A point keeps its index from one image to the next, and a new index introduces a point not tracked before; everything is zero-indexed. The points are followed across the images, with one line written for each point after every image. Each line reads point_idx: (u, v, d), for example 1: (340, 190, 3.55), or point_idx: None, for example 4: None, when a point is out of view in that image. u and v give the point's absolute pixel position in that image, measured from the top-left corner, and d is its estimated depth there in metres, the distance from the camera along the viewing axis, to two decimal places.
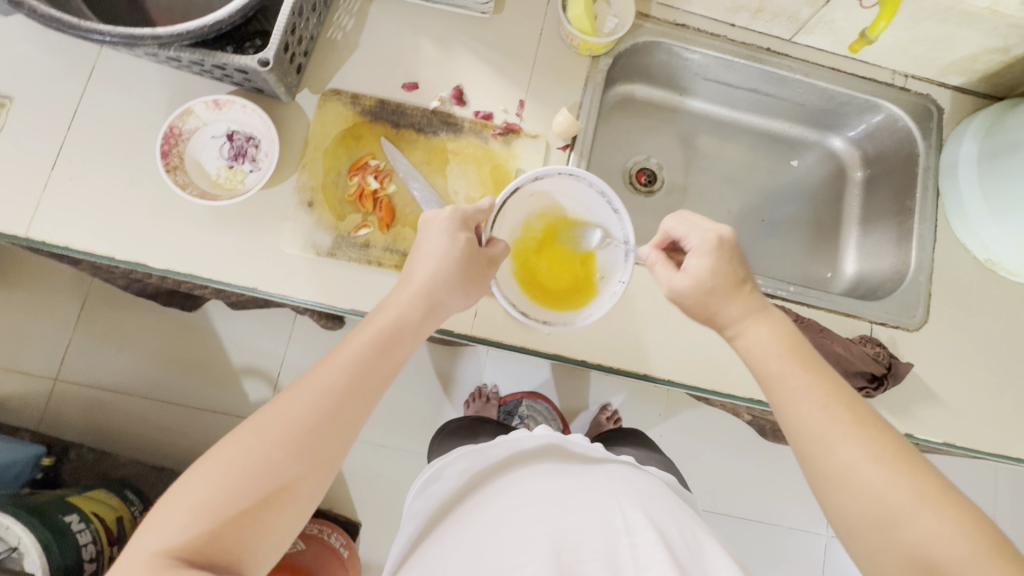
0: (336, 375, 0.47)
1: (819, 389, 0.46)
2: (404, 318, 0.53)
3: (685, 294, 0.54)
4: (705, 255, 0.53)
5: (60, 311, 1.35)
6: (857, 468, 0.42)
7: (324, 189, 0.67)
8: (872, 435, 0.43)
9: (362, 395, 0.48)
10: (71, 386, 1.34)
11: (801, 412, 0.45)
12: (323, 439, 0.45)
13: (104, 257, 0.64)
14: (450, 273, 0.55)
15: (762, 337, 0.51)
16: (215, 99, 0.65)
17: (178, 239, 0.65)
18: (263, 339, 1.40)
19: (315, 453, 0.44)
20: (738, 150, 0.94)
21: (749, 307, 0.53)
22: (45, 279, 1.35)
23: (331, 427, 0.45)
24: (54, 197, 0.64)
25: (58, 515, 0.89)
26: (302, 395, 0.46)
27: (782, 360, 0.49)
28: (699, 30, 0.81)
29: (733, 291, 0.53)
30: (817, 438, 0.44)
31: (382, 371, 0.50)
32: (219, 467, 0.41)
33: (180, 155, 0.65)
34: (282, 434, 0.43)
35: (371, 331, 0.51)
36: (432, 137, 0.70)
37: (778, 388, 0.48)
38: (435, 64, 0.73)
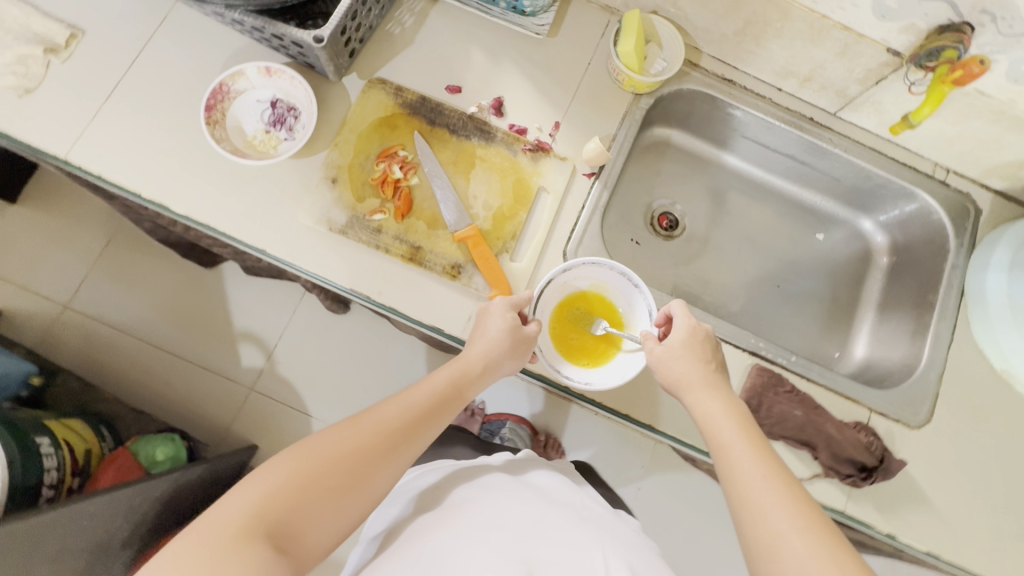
0: (403, 410, 0.53)
1: (763, 460, 0.48)
2: (470, 368, 0.59)
3: (659, 360, 0.57)
4: (683, 330, 0.58)
5: (86, 243, 1.40)
6: (784, 538, 0.42)
7: (350, 169, 0.69)
8: (807, 513, 0.43)
9: (423, 430, 0.53)
10: (79, 316, 1.38)
11: (743, 478, 0.47)
12: (392, 457, 0.50)
13: (130, 191, 0.66)
14: (512, 335, 0.61)
15: (714, 411, 0.53)
16: (266, 66, 0.68)
17: (201, 188, 0.67)
18: (268, 309, 1.42)
19: (383, 466, 0.49)
20: (766, 213, 0.93)
21: (709, 381, 0.55)
22: (80, 210, 1.41)
23: (399, 449, 0.51)
24: (100, 127, 0.67)
25: (31, 435, 0.90)
26: (373, 420, 0.51)
27: (731, 429, 0.51)
28: (745, 88, 0.81)
29: (699, 363, 0.56)
30: (755, 504, 0.45)
31: (445, 415, 0.56)
32: (304, 457, 0.46)
33: (223, 112, 0.68)
34: (353, 447, 0.48)
35: (444, 375, 0.58)
36: (463, 140, 0.72)
37: (725, 455, 0.49)
38: (482, 73, 0.75)
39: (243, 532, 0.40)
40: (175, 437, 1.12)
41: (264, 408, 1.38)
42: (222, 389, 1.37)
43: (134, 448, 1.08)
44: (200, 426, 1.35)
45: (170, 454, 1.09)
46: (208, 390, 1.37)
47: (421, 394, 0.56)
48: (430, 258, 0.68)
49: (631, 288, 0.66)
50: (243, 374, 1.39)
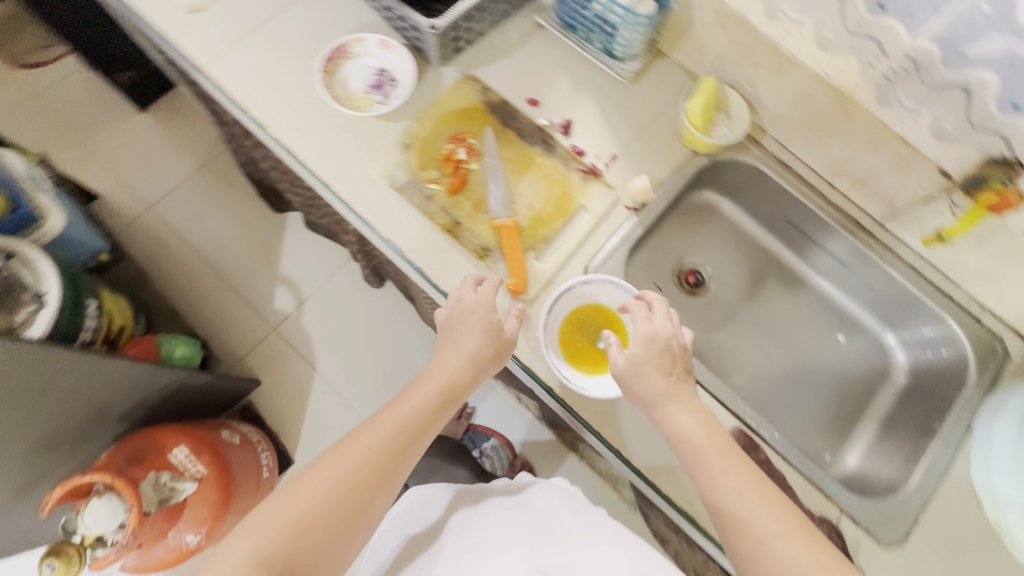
0: (386, 430, 0.59)
1: (733, 470, 0.55)
2: (457, 379, 0.64)
3: (623, 374, 0.62)
4: (642, 343, 0.61)
5: (189, 164, 1.63)
6: (772, 542, 0.49)
7: (423, 141, 0.78)
8: (782, 514, 0.51)
9: (411, 446, 0.60)
10: (159, 219, 1.56)
11: (722, 491, 0.53)
12: (384, 472, 0.57)
13: (242, 107, 0.77)
14: (486, 352, 0.65)
15: (687, 424, 0.59)
16: (385, 40, 0.80)
17: (296, 120, 0.77)
18: (314, 263, 1.54)
19: (378, 484, 0.56)
20: (792, 301, 0.95)
21: (673, 393, 0.60)
22: (194, 133, 1.65)
23: (388, 463, 0.57)
24: (238, 51, 0.80)
25: (84, 294, 1.02)
26: (359, 446, 0.57)
27: (701, 442, 0.57)
28: (800, 176, 0.85)
29: (660, 375, 0.61)
30: (738, 518, 0.52)
31: (433, 421, 0.62)
32: (302, 494, 0.54)
33: (337, 66, 0.79)
34: (347, 475, 0.55)
35: (431, 388, 0.63)
36: (526, 145, 0.79)
37: (701, 470, 0.56)
38: (562, 97, 0.83)
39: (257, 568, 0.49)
40: (196, 342, 1.20)
41: (279, 349, 1.47)
42: (250, 319, 1.48)
43: (159, 339, 1.17)
44: (220, 345, 1.45)
45: (186, 354, 1.17)
46: (238, 316, 1.48)
47: (401, 410, 0.61)
48: (465, 235, 0.74)
49: None
50: (273, 312, 1.49)
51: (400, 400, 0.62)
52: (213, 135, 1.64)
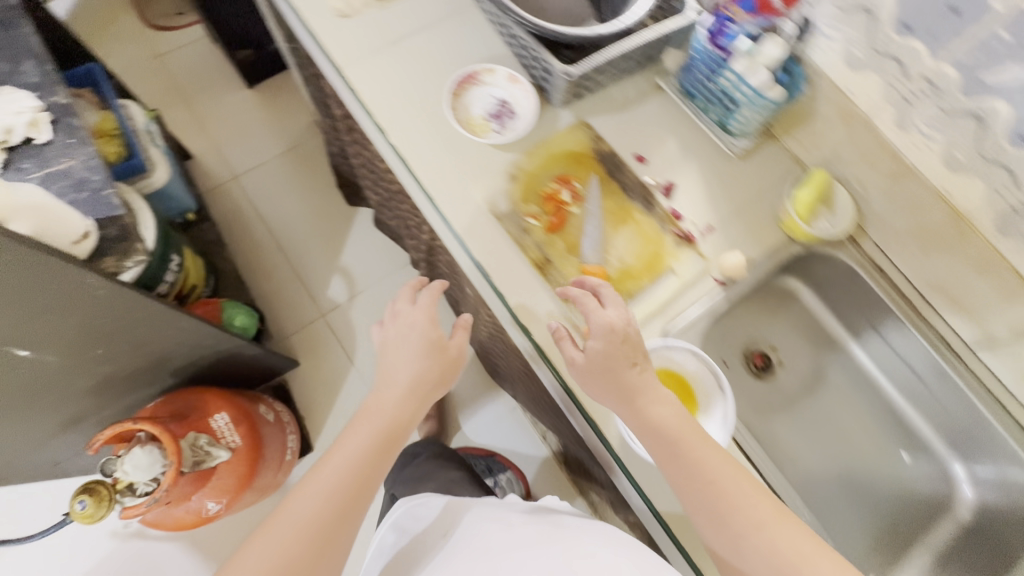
0: (347, 463, 0.67)
1: (709, 463, 0.59)
2: (403, 410, 0.73)
3: (581, 369, 0.65)
4: (600, 337, 0.63)
5: (279, 144, 1.71)
6: (751, 532, 0.56)
7: (529, 176, 0.80)
8: (761, 506, 0.57)
9: (373, 472, 0.69)
10: (242, 191, 1.64)
11: (699, 486, 0.58)
12: (354, 496, 0.66)
13: (368, 112, 0.82)
14: (427, 372, 0.76)
15: (666, 418, 0.61)
16: (514, 74, 0.83)
17: (415, 132, 0.81)
18: (375, 261, 1.60)
19: (352, 506, 0.65)
20: (857, 405, 0.92)
21: (637, 386, 0.62)
22: (289, 116, 1.74)
23: (358, 489, 0.66)
24: (374, 61, 0.85)
25: (170, 250, 1.07)
26: (326, 471, 0.67)
27: (678, 434, 0.60)
28: (894, 283, 0.84)
29: (626, 367, 0.62)
30: (717, 509, 0.57)
31: (388, 446, 0.71)
32: (276, 538, 0.61)
33: (464, 90, 0.82)
34: (326, 492, 0.65)
35: (380, 423, 0.72)
36: (627, 199, 0.80)
37: (677, 458, 0.59)
38: (668, 159, 0.85)
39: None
40: (255, 315, 1.24)
41: (324, 337, 1.50)
42: (304, 303, 1.53)
43: (224, 305, 1.21)
44: (271, 321, 1.50)
45: (244, 324, 1.21)
46: (293, 297, 1.53)
47: (359, 432, 0.71)
48: (554, 274, 0.75)
49: (715, 387, 0.70)
50: (326, 300, 1.54)
51: (355, 425, 0.72)
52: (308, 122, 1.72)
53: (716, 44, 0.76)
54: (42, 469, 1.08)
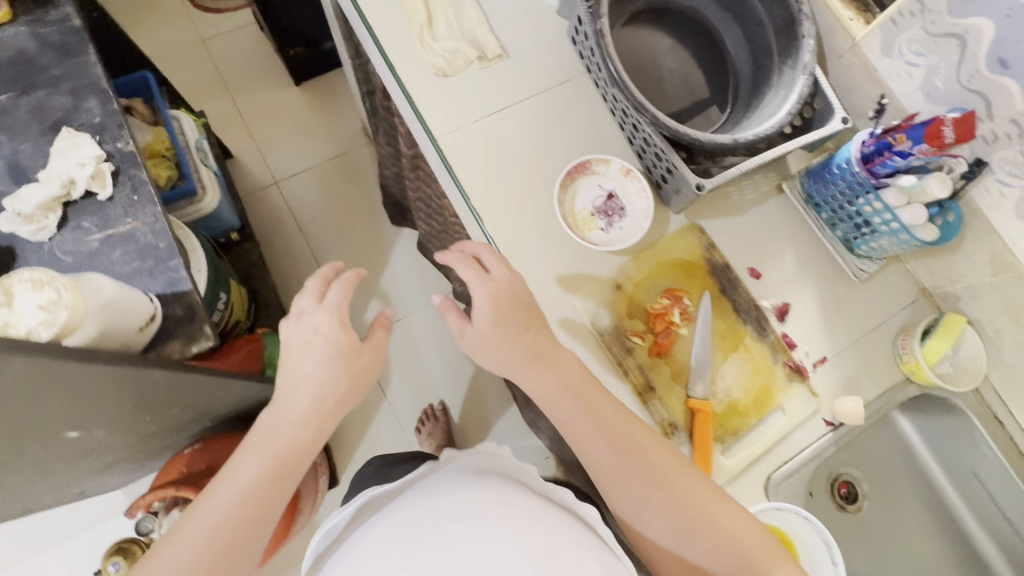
0: (242, 482, 0.70)
1: (623, 436, 0.62)
2: (299, 431, 0.74)
3: (473, 339, 0.66)
4: (488, 307, 0.64)
5: (324, 150, 1.61)
6: (641, 498, 0.61)
7: (636, 286, 0.72)
8: (659, 458, 0.62)
9: (271, 486, 0.71)
10: (282, 199, 1.56)
11: (612, 458, 0.62)
12: (255, 508, 0.70)
13: (464, 193, 0.73)
14: (336, 390, 0.76)
15: (548, 381, 0.65)
16: (629, 168, 0.73)
17: (512, 220, 0.73)
18: (417, 289, 1.53)
19: (253, 517, 0.69)
20: (945, 553, 0.84)
21: (539, 359, 0.65)
22: (336, 120, 1.63)
23: (257, 500, 0.70)
24: (473, 131, 0.76)
25: (218, 289, 1.00)
26: (218, 496, 0.69)
27: (563, 402, 0.64)
28: (1008, 436, 0.77)
29: (513, 338, 0.65)
30: (620, 479, 0.61)
31: (290, 465, 0.73)
32: (172, 560, 0.65)
33: (573, 180, 0.73)
34: (218, 516, 0.68)
35: (273, 443, 0.73)
36: (739, 321, 0.73)
37: (581, 440, 0.63)
38: (785, 275, 0.76)
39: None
40: None
41: None
42: None
43: (264, 341, 1.14)
44: None
45: None
46: None
47: (257, 451, 0.73)
48: (656, 405, 0.69)
49: (827, 561, 0.64)
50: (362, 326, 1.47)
51: (253, 442, 0.74)
52: (357, 130, 1.62)
53: (870, 170, 0.68)
54: (65, 500, 1.02)
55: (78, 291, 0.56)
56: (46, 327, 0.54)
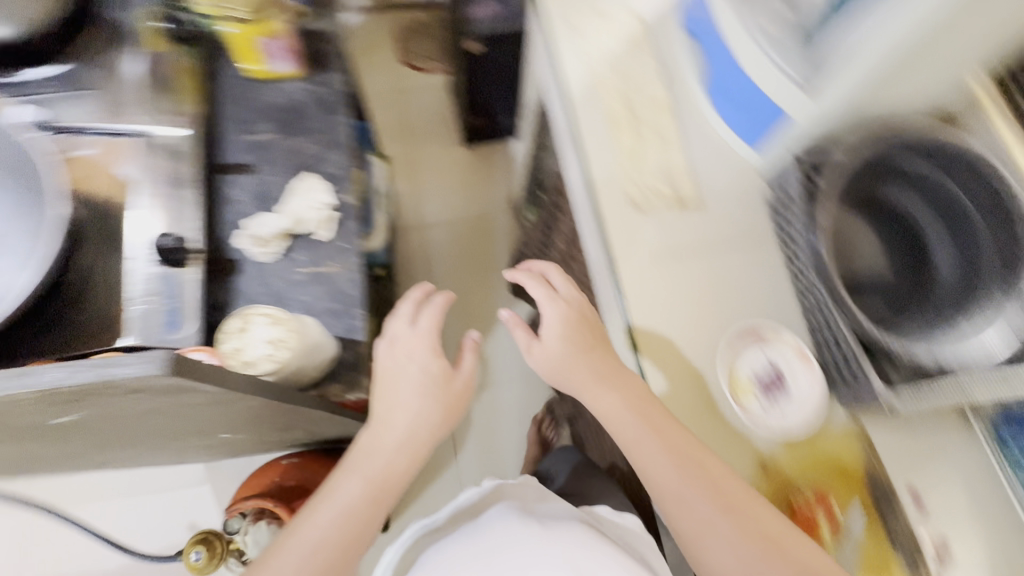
0: (338, 509, 0.66)
1: (682, 449, 0.65)
2: (396, 461, 0.71)
3: (542, 357, 0.79)
4: (557, 326, 0.78)
5: (470, 208, 1.73)
6: (705, 521, 0.63)
7: (786, 478, 0.70)
8: (726, 494, 0.63)
9: (362, 516, 0.67)
10: (420, 241, 1.68)
11: (684, 488, 0.64)
12: (359, 535, 0.67)
13: (628, 322, 0.74)
14: (431, 420, 0.75)
15: (613, 407, 0.71)
16: (804, 351, 0.71)
17: (670, 361, 0.73)
18: (513, 361, 1.54)
19: (359, 542, 0.67)
20: None
21: (602, 377, 0.73)
22: (490, 186, 1.76)
23: (355, 529, 0.66)
24: (651, 263, 0.77)
25: None
26: (314, 522, 0.66)
27: (634, 431, 0.68)
28: None
29: (580, 357, 0.76)
30: (683, 500, 0.65)
31: (388, 492, 0.71)
32: None
33: (741, 345, 0.73)
34: (317, 540, 0.64)
35: (370, 471, 0.70)
36: (891, 548, 0.65)
37: (649, 464, 0.67)
38: (953, 513, 0.67)
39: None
40: None
41: None
42: None
43: None
44: None
45: None
46: None
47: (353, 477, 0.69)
48: None
49: None
50: None
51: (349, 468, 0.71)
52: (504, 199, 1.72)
53: None
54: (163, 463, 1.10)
55: (302, 334, 0.65)
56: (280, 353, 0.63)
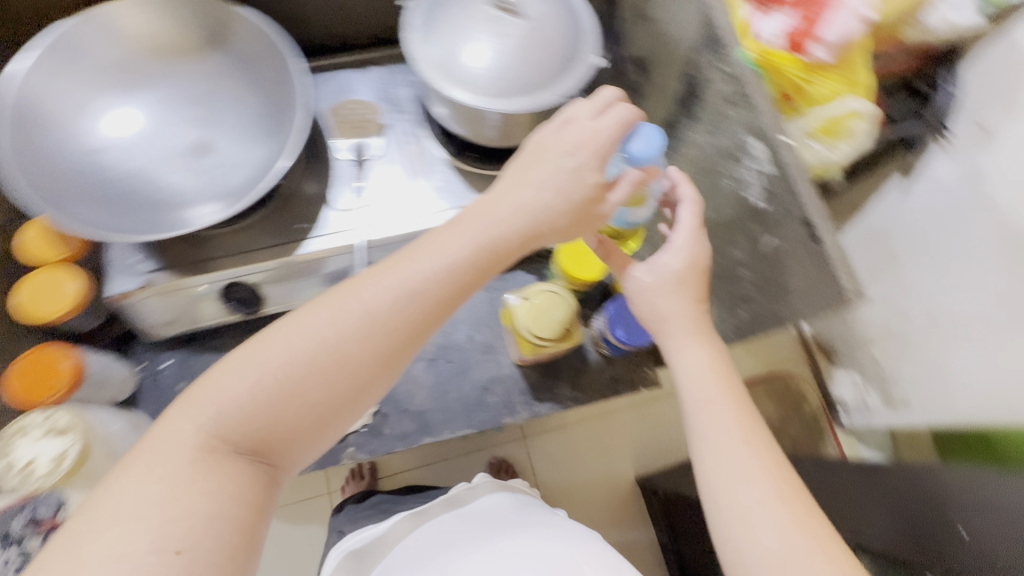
0: (386, 282, 0.40)
1: (753, 431, 0.48)
2: (520, 236, 0.44)
3: (642, 291, 0.52)
4: (675, 261, 0.50)
5: (573, 498, 1.36)
6: (757, 511, 0.44)
7: None
8: (786, 477, 0.46)
9: (414, 303, 0.40)
10: (517, 452, 1.38)
11: (725, 440, 0.47)
12: (384, 338, 0.40)
13: None
14: (554, 216, 0.44)
15: (695, 365, 0.50)
16: None
17: None
18: None
19: (392, 338, 0.40)
20: None
21: (696, 328, 0.51)
22: (588, 515, 1.36)
23: (394, 312, 0.40)
24: None
25: None
26: (353, 294, 0.40)
27: (711, 386, 0.50)
28: None
29: (688, 300, 0.50)
30: (734, 477, 0.46)
31: (475, 270, 0.42)
32: (221, 396, 0.37)
33: None
34: (253, 390, 0.37)
35: (470, 242, 0.43)
36: None
37: (713, 441, 0.48)
38: None
39: (161, 559, 0.32)
40: None
41: None
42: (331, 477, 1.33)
43: None
44: None
45: None
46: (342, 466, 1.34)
47: (474, 224, 0.43)
48: None
49: None
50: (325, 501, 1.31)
51: (372, 275, 0.41)
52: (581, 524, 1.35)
53: None
54: None
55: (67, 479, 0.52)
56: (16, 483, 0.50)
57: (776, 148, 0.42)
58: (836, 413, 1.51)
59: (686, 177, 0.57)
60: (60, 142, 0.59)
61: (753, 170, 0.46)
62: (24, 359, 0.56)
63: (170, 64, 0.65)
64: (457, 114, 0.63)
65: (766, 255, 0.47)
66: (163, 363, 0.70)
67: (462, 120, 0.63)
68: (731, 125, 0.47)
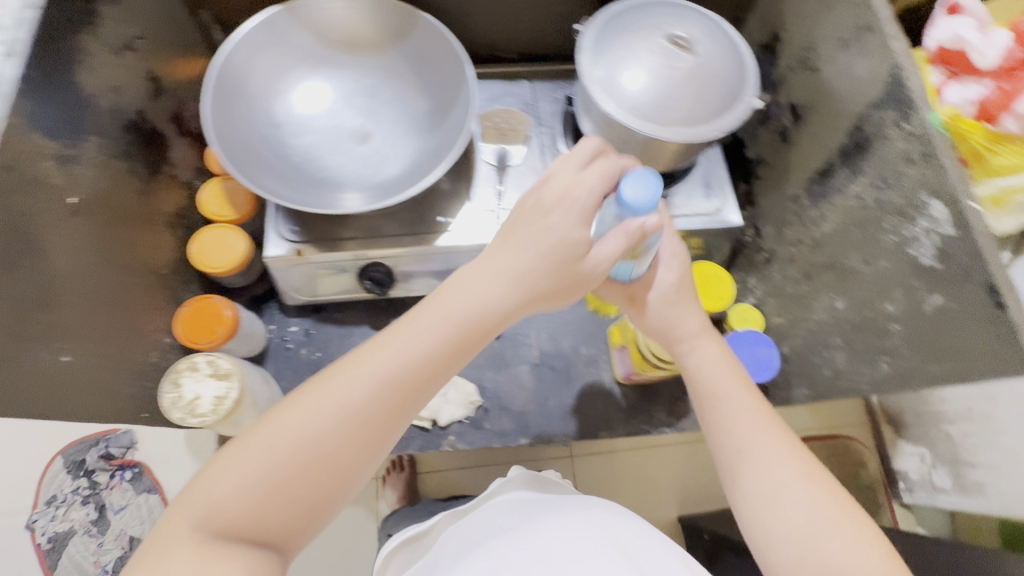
0: (371, 368, 0.40)
1: (774, 423, 0.48)
2: (498, 316, 0.43)
3: (657, 317, 0.51)
4: (674, 272, 0.51)
5: None
6: (785, 492, 0.44)
7: None
8: (808, 460, 0.46)
9: (400, 387, 0.41)
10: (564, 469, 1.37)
11: (745, 429, 0.47)
12: (378, 415, 0.40)
13: None
14: (541, 285, 0.44)
15: (710, 360, 0.51)
16: None
17: None
18: None
19: (385, 415, 0.40)
20: None
21: (703, 331, 0.52)
22: None
23: (383, 394, 0.40)
24: None
25: None
26: (338, 380, 0.40)
27: (727, 379, 0.51)
28: None
29: (696, 307, 0.52)
30: (760, 463, 0.46)
31: (459, 351, 0.43)
32: (214, 490, 0.36)
33: None
34: (254, 484, 0.37)
35: (450, 330, 0.42)
36: None
37: (728, 428, 0.49)
38: None
39: None
40: None
41: None
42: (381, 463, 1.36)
43: None
44: None
45: None
46: None
47: (446, 309, 0.42)
48: None
49: None
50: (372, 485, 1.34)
51: (350, 359, 0.41)
52: None
53: None
54: None
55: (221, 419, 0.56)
56: (181, 413, 0.54)
57: (961, 213, 0.43)
58: (896, 488, 1.37)
59: (834, 227, 0.58)
60: (252, 113, 0.66)
61: (927, 231, 0.47)
62: (191, 305, 0.61)
63: (350, 56, 0.71)
64: (607, 136, 0.66)
65: (927, 315, 0.47)
66: (291, 327, 0.75)
67: (612, 142, 0.66)
68: (906, 184, 0.49)
